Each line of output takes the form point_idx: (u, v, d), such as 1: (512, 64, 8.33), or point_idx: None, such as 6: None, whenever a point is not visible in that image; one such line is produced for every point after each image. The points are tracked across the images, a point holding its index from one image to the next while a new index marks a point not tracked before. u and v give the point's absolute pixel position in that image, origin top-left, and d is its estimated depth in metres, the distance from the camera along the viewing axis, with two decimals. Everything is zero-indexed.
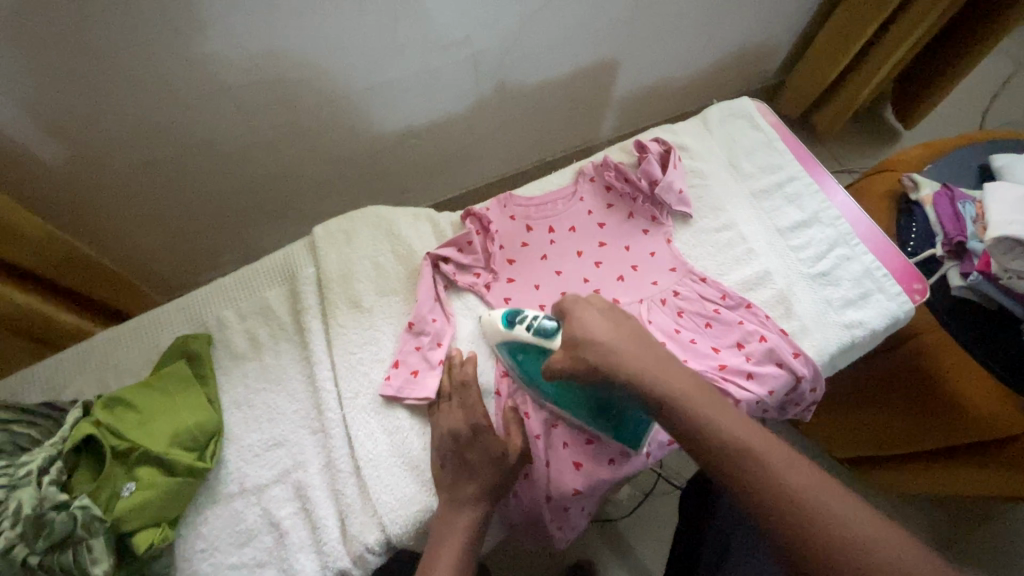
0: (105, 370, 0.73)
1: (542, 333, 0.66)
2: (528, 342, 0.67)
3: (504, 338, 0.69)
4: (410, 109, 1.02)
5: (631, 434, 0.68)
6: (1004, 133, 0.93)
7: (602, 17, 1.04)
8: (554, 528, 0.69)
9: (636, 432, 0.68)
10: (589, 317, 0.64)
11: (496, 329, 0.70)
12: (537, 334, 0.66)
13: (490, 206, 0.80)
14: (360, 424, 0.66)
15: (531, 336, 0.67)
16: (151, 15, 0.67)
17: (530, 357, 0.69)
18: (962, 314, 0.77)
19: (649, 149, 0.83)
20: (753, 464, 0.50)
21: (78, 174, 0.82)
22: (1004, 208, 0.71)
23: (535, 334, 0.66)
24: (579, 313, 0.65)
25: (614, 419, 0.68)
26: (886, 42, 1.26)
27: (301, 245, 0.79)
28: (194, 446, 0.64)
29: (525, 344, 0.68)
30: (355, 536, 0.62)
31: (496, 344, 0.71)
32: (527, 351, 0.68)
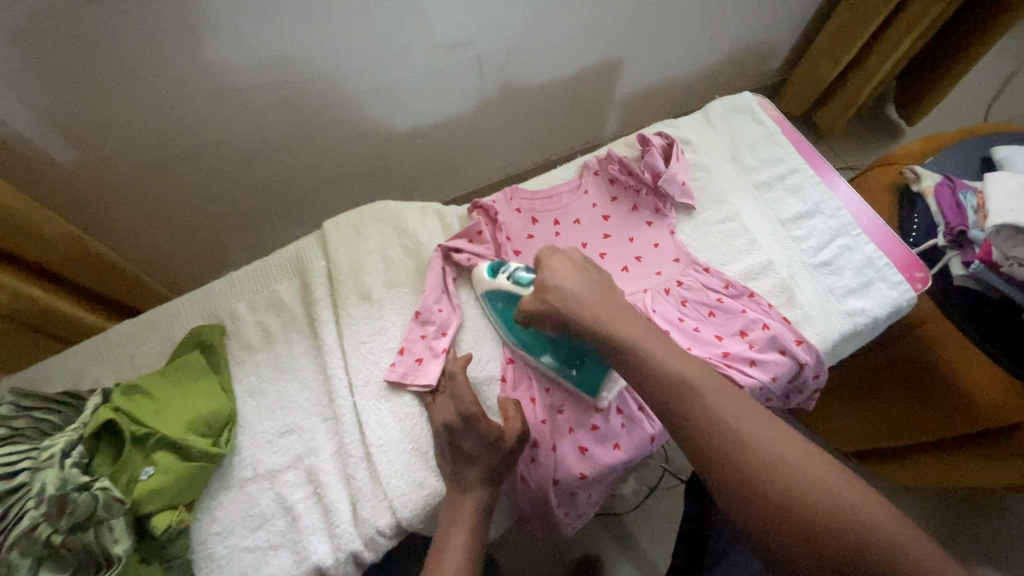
0: (122, 360, 0.75)
1: (518, 283, 0.70)
2: (503, 289, 0.72)
3: (483, 283, 0.74)
4: (416, 109, 1.04)
5: (593, 384, 0.70)
6: (1004, 127, 0.93)
7: (606, 16, 1.06)
8: (561, 514, 0.70)
9: (597, 382, 0.70)
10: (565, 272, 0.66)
11: (477, 275, 0.75)
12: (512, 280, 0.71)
13: (496, 199, 0.82)
14: (370, 410, 0.68)
15: (506, 282, 0.71)
16: (166, 18, 0.69)
17: (506, 304, 0.73)
18: (966, 303, 0.78)
19: (652, 143, 0.84)
20: (744, 450, 0.50)
21: (94, 172, 0.84)
22: (1002, 197, 0.71)
23: (511, 283, 0.70)
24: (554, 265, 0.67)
25: (579, 368, 0.71)
26: (886, 40, 1.27)
27: (312, 239, 0.81)
28: (209, 432, 0.66)
29: (501, 290, 0.72)
30: (366, 519, 0.63)
31: (477, 290, 0.75)
32: (503, 297, 0.73)
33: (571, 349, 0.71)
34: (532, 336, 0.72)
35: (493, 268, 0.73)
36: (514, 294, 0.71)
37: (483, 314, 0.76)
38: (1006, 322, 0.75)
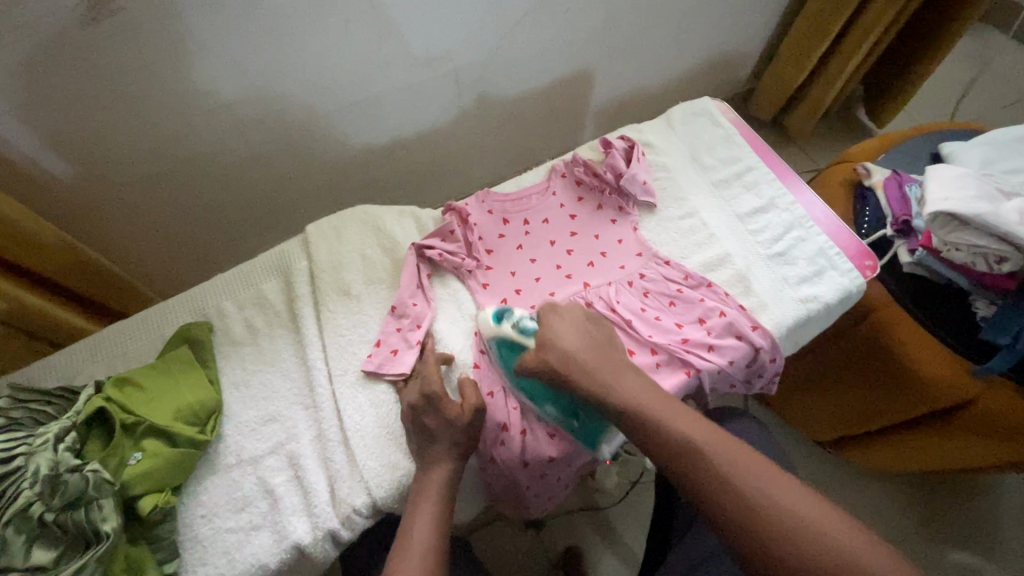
0: (115, 357, 0.79)
1: (522, 331, 0.72)
2: (511, 338, 0.72)
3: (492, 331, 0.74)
4: (398, 122, 1.10)
5: (591, 438, 0.73)
6: (949, 125, 1.00)
7: (575, 30, 1.12)
8: (531, 494, 0.73)
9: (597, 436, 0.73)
10: (558, 323, 0.68)
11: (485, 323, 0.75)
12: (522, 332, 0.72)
13: (469, 202, 0.87)
14: (349, 398, 0.72)
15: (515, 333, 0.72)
16: (161, 42, 0.76)
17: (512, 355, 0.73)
18: (917, 289, 0.81)
19: (614, 146, 0.89)
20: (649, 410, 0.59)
21: (91, 184, 0.89)
22: (940, 187, 0.74)
23: (517, 331, 0.72)
24: (551, 319, 0.69)
25: (580, 422, 0.72)
26: (846, 48, 1.33)
27: (295, 241, 0.86)
28: (195, 421, 0.70)
29: (508, 341, 0.73)
30: (343, 499, 0.67)
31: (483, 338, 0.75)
32: (510, 349, 0.73)
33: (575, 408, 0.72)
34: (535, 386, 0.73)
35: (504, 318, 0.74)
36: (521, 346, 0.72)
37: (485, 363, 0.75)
38: (953, 305, 0.79)
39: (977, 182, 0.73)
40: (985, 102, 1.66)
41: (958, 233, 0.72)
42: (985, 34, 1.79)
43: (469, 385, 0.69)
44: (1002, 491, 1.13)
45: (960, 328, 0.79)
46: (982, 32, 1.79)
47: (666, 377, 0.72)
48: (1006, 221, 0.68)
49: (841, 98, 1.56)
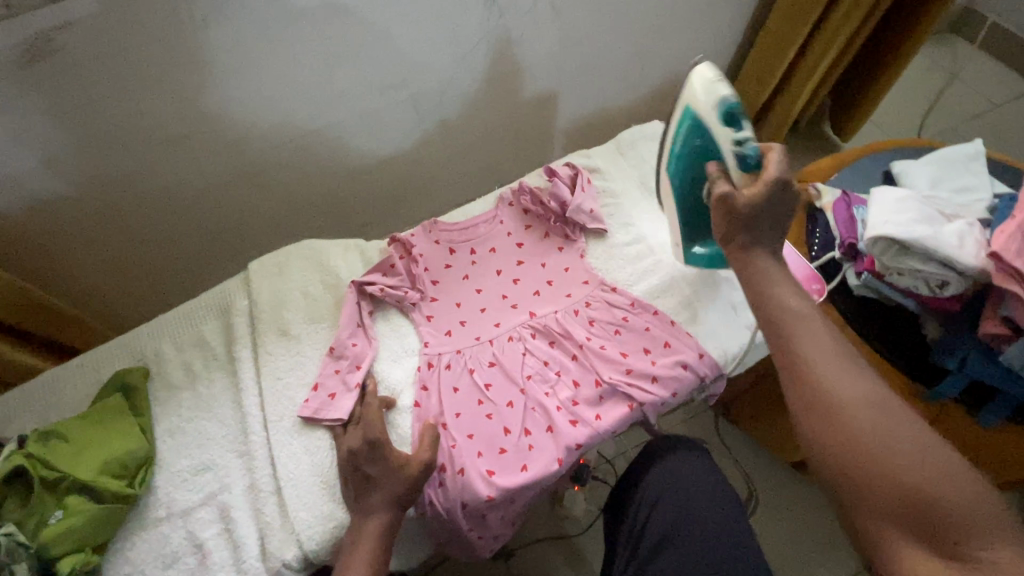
0: (48, 407, 0.76)
1: (740, 160, 0.63)
2: (710, 120, 0.67)
3: (700, 101, 0.68)
4: (357, 152, 1.07)
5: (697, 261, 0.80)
6: (903, 142, 0.99)
7: (532, 55, 1.11)
8: (474, 536, 0.70)
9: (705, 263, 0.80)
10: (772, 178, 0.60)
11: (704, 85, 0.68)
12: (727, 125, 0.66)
13: (415, 233, 0.85)
14: (283, 445, 0.70)
15: (718, 120, 0.66)
16: (100, 81, 0.75)
17: (696, 134, 0.69)
18: (866, 310, 0.80)
19: (559, 174, 0.88)
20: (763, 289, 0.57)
21: (35, 226, 0.86)
22: (883, 208, 0.73)
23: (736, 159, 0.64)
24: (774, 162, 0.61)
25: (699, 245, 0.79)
26: (808, 60, 1.33)
27: (238, 279, 0.84)
28: (124, 474, 0.67)
29: (705, 118, 0.67)
30: (273, 552, 0.65)
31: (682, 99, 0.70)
32: (705, 127, 0.68)
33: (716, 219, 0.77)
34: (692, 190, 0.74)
35: (722, 98, 0.66)
36: (716, 139, 0.67)
37: (673, 116, 0.72)
38: (903, 326, 0.79)
39: (919, 204, 0.72)
40: (955, 111, 1.65)
41: (897, 258, 0.71)
42: (951, 45, 1.79)
43: (427, 438, 0.67)
44: None
45: (911, 349, 0.77)
46: (948, 42, 1.80)
47: (610, 410, 0.73)
48: (947, 245, 0.67)
49: (809, 111, 1.55)
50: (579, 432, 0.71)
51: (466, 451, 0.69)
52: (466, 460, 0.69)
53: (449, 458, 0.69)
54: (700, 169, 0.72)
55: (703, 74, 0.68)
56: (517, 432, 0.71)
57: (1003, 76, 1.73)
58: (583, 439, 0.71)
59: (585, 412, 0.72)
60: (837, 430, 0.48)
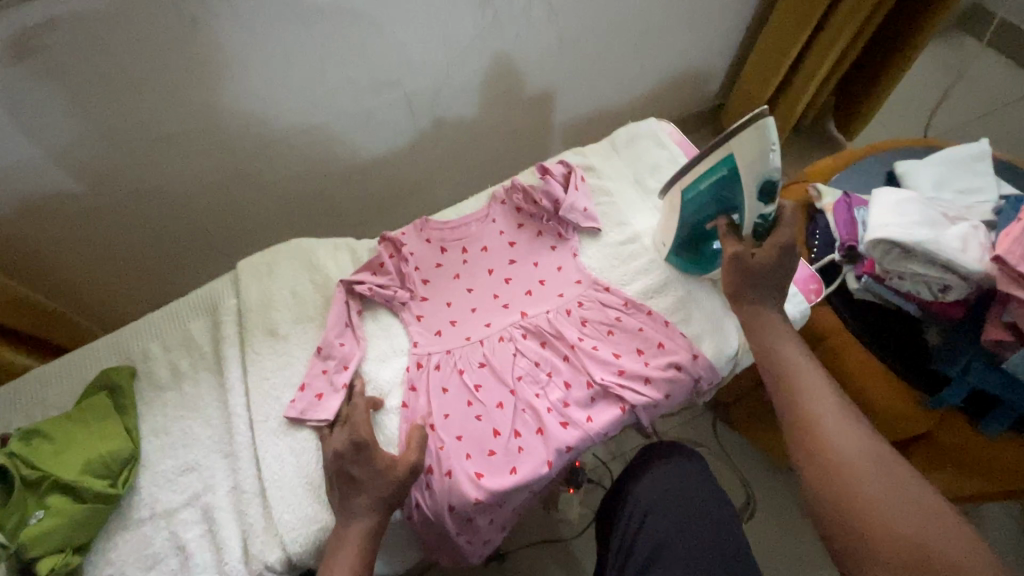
0: (33, 406, 0.75)
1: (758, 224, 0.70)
2: (749, 185, 0.66)
3: (748, 161, 0.65)
4: (351, 151, 1.06)
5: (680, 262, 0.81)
6: (907, 142, 0.97)
7: (529, 52, 1.09)
8: (462, 540, 0.69)
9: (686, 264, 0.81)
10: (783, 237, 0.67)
11: (760, 147, 0.65)
12: (761, 195, 0.67)
13: (405, 232, 0.84)
14: (268, 445, 0.69)
15: (756, 188, 0.66)
16: (87, 79, 0.74)
17: (728, 186, 0.68)
18: (866, 314, 0.79)
19: (552, 172, 0.87)
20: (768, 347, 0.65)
21: (23, 223, 0.85)
22: (884, 210, 0.71)
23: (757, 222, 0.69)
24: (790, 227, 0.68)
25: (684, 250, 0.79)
26: (811, 58, 1.31)
27: (226, 278, 0.83)
28: (107, 473, 0.66)
29: (743, 180, 0.66)
30: (256, 554, 0.64)
31: (731, 147, 0.65)
32: (738, 185, 0.67)
33: (710, 245, 0.78)
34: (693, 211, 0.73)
35: (768, 171, 0.65)
36: (746, 202, 0.68)
37: (714, 152, 0.67)
38: (904, 334, 0.77)
39: (922, 206, 0.70)
40: (962, 111, 1.62)
41: (897, 262, 0.69)
42: (959, 43, 1.76)
43: (414, 438, 0.65)
44: (979, 519, 1.08)
45: (913, 356, 0.76)
46: (956, 40, 1.77)
47: (602, 412, 0.71)
48: (949, 248, 0.65)
49: (812, 110, 1.53)
50: (570, 434, 0.69)
51: (454, 453, 0.68)
52: (455, 463, 0.67)
53: (437, 459, 0.68)
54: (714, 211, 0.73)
55: (766, 135, 0.64)
56: (507, 434, 0.70)
57: (1012, 75, 1.69)
58: (574, 441, 0.69)
59: (576, 413, 0.71)
60: (839, 472, 0.54)
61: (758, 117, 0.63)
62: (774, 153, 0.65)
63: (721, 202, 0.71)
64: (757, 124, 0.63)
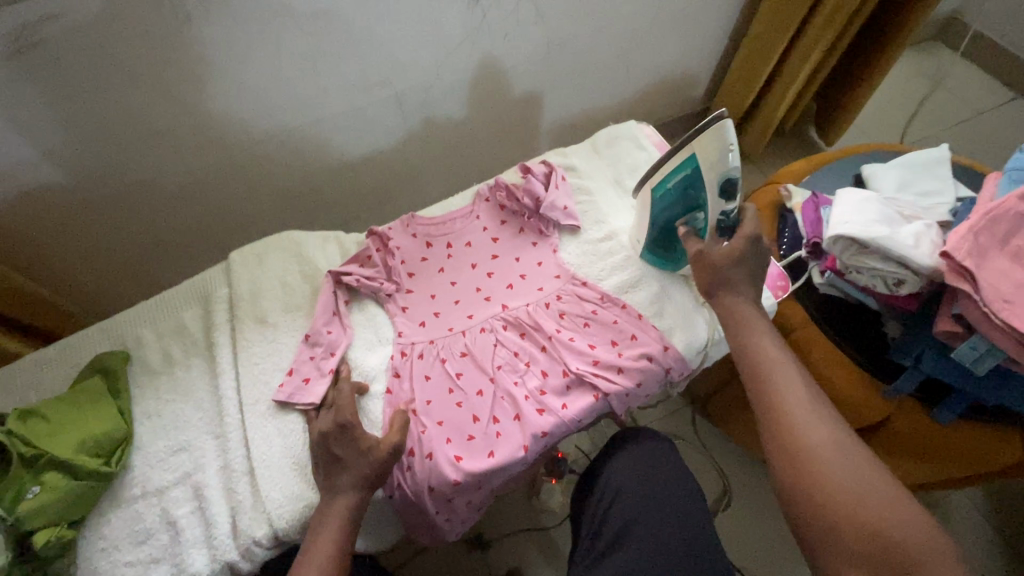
0: (29, 389, 0.78)
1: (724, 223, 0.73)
2: (710, 183, 0.70)
3: (709, 160, 0.69)
4: (341, 148, 1.09)
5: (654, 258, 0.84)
6: (875, 147, 1.02)
7: (516, 56, 1.13)
8: (442, 520, 0.72)
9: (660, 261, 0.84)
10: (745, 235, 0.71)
11: (720, 147, 0.68)
12: (722, 193, 0.70)
13: (393, 226, 0.87)
14: (256, 427, 0.72)
15: (717, 187, 0.70)
16: (88, 74, 0.77)
17: (692, 185, 0.72)
18: (830, 309, 0.83)
19: (534, 171, 0.91)
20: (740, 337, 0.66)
21: (21, 213, 0.88)
22: (845, 209, 0.75)
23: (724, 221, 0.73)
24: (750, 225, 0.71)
25: (659, 245, 0.82)
26: (791, 65, 1.36)
27: (218, 269, 0.86)
28: (100, 452, 0.69)
29: (704, 178, 0.70)
30: (244, 530, 0.67)
31: (692, 148, 0.70)
32: (701, 182, 0.71)
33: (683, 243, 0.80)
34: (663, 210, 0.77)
35: (728, 170, 0.69)
36: (708, 198, 0.72)
37: (676, 155, 0.72)
38: (866, 327, 0.81)
39: (880, 206, 0.75)
40: (938, 118, 1.67)
41: (854, 258, 0.73)
42: (936, 53, 1.81)
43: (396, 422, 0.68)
44: (944, 509, 1.13)
45: (872, 348, 0.80)
46: (933, 51, 1.83)
47: (577, 399, 0.75)
48: (902, 246, 0.69)
49: (793, 116, 1.58)
50: (546, 420, 0.73)
51: (434, 436, 0.71)
52: (436, 445, 0.70)
53: (417, 443, 0.71)
54: (681, 210, 0.76)
55: (725, 136, 0.67)
56: (486, 419, 0.73)
57: (986, 84, 1.75)
58: (549, 426, 0.72)
59: (552, 401, 0.74)
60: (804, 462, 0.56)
61: (717, 120, 0.67)
62: (733, 153, 0.68)
63: (688, 201, 0.75)
64: (715, 126, 0.67)
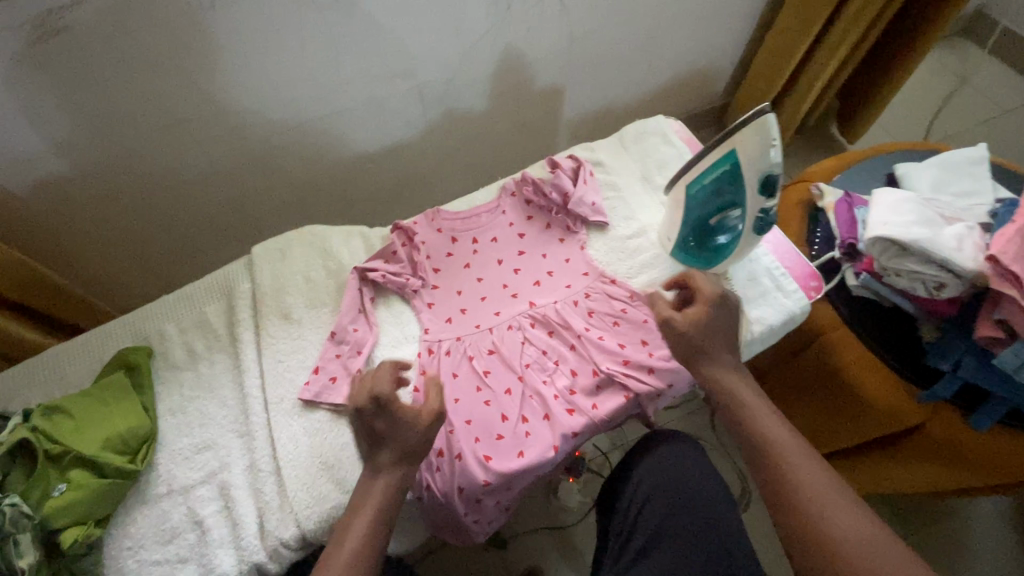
0: (52, 383, 0.77)
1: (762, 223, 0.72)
2: (748, 180, 0.68)
3: (749, 156, 0.67)
4: (361, 140, 1.08)
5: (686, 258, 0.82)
6: (908, 145, 0.99)
7: (539, 47, 1.11)
8: (471, 521, 0.71)
9: (693, 261, 0.81)
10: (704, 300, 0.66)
11: (761, 143, 0.65)
12: (761, 189, 0.68)
13: (418, 221, 0.86)
14: (283, 426, 0.71)
15: (756, 184, 0.68)
16: (109, 62, 0.75)
17: (729, 181, 0.70)
18: (864, 312, 0.81)
19: (562, 166, 0.89)
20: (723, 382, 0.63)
21: (39, 203, 0.86)
22: (884, 210, 0.73)
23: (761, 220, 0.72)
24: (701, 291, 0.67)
25: (693, 244, 0.79)
26: (816, 61, 1.33)
27: (240, 263, 0.85)
28: (125, 450, 0.68)
29: (743, 174, 0.68)
30: (271, 531, 0.66)
31: (732, 143, 0.68)
32: (740, 178, 0.69)
33: (718, 241, 0.78)
34: (697, 208, 0.75)
35: (769, 166, 0.66)
36: (747, 196, 0.70)
37: (713, 151, 0.70)
38: (902, 332, 0.80)
39: (921, 207, 0.72)
40: (961, 116, 1.64)
41: (894, 261, 0.71)
42: (961, 49, 1.78)
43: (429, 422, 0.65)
44: (965, 514, 1.12)
45: (906, 353, 0.79)
46: (958, 46, 1.79)
47: (607, 400, 0.73)
48: (945, 248, 0.67)
49: (815, 112, 1.55)
50: (576, 420, 0.71)
51: (462, 436, 0.70)
52: (461, 445, 0.69)
53: (446, 442, 0.70)
54: (715, 208, 0.74)
55: (767, 132, 0.65)
56: (515, 419, 0.72)
57: (1012, 81, 1.72)
58: (580, 427, 0.71)
59: (582, 401, 0.73)
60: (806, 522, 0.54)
61: (760, 114, 0.65)
62: (773, 150, 0.65)
63: (723, 198, 0.73)
64: (758, 120, 0.65)
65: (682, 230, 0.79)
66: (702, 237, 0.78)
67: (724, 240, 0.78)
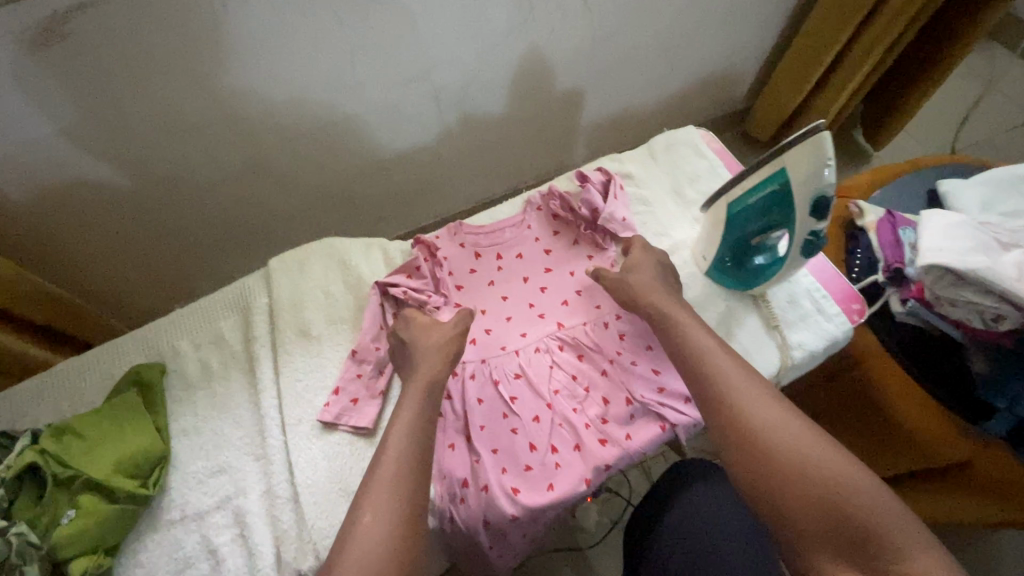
0: (62, 400, 0.74)
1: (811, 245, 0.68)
2: (799, 199, 0.64)
3: (801, 175, 0.63)
4: (376, 145, 1.04)
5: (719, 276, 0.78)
6: (947, 159, 0.95)
7: (560, 51, 1.07)
8: (494, 555, 0.68)
9: (727, 279, 0.78)
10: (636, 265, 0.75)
11: (816, 163, 0.62)
12: (813, 211, 0.65)
13: (440, 235, 0.83)
14: (302, 449, 0.68)
15: (808, 204, 0.64)
16: (119, 66, 0.72)
17: (779, 202, 0.66)
18: (907, 340, 0.78)
19: (591, 179, 0.85)
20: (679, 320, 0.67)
21: (47, 211, 0.83)
22: (935, 234, 0.69)
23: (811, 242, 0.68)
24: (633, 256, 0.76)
25: (728, 261, 0.76)
26: (844, 68, 1.29)
27: (256, 275, 0.82)
28: (137, 473, 0.64)
29: (794, 195, 0.64)
30: (288, 563, 0.63)
31: (783, 160, 0.64)
32: (790, 200, 0.65)
33: (756, 261, 0.75)
34: (738, 225, 0.71)
35: (822, 186, 0.62)
36: (796, 217, 0.66)
37: (761, 169, 0.66)
38: (949, 362, 0.76)
39: (974, 231, 0.69)
40: (987, 123, 1.60)
41: (949, 289, 0.68)
42: (987, 54, 1.73)
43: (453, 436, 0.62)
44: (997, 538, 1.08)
45: (953, 383, 0.75)
46: (985, 51, 1.74)
47: (641, 430, 0.70)
48: (1005, 278, 0.63)
49: (840, 119, 1.51)
50: (609, 452, 0.68)
51: (486, 466, 0.66)
52: (486, 475, 0.66)
53: (472, 474, 0.67)
54: (758, 227, 0.70)
55: (823, 149, 0.61)
56: (544, 449, 0.68)
57: None
58: (613, 459, 0.68)
59: (615, 431, 0.70)
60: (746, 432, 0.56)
61: (815, 130, 0.61)
62: (830, 168, 0.62)
63: (768, 219, 0.69)
64: (813, 137, 0.61)
65: (721, 249, 0.74)
66: (739, 255, 0.75)
67: (764, 260, 0.74)
